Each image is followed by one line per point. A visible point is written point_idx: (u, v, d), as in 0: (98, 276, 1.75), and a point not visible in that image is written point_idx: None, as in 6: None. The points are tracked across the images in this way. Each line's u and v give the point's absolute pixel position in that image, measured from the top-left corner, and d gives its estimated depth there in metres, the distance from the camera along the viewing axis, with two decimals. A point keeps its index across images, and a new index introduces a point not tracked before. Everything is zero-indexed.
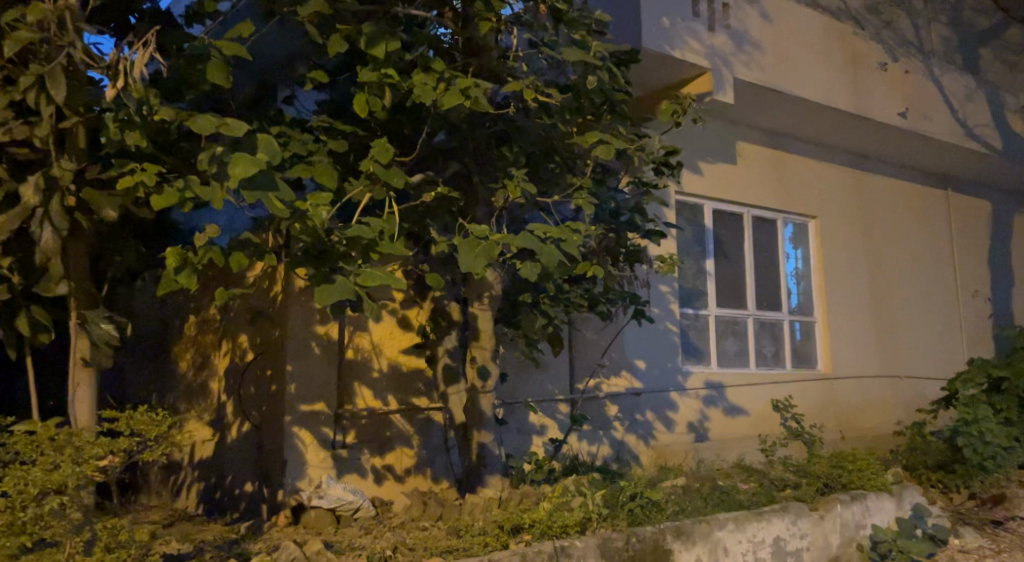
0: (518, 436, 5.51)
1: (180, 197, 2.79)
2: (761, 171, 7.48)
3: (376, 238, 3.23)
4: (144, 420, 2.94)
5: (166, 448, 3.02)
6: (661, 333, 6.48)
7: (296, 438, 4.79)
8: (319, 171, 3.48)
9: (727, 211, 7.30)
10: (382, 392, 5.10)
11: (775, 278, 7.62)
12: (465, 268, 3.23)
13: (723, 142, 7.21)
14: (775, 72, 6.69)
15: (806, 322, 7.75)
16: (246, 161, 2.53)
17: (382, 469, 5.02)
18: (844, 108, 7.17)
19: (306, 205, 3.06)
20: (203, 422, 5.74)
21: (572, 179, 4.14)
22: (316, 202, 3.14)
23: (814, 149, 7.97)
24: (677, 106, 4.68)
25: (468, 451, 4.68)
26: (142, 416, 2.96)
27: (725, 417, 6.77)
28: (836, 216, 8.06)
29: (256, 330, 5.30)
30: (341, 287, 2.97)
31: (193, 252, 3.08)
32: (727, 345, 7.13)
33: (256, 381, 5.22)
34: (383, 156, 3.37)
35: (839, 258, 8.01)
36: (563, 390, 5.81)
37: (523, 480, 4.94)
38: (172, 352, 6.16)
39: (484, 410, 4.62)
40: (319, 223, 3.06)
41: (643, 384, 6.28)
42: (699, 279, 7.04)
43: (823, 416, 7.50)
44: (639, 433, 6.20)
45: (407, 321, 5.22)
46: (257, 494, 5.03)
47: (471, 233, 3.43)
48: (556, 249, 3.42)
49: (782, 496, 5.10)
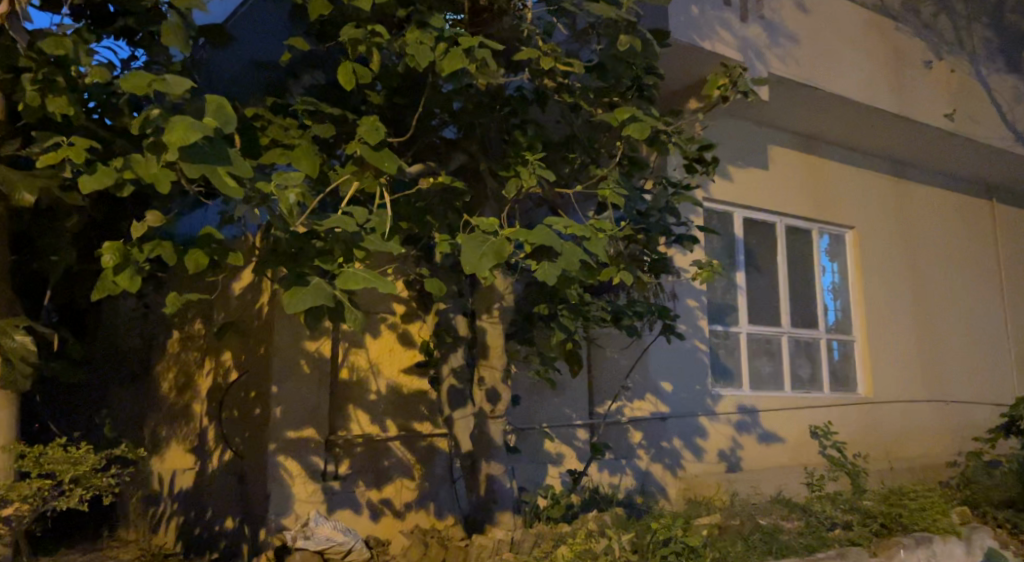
0: (532, 467, 4.90)
1: (112, 178, 2.25)
2: (795, 178, 6.91)
3: (360, 232, 2.65)
4: (57, 458, 2.64)
5: (86, 492, 2.71)
6: (690, 353, 5.88)
7: (281, 470, 4.18)
8: (298, 157, 2.95)
9: (760, 220, 6.71)
10: (378, 416, 4.53)
11: (811, 293, 7.00)
12: (468, 268, 2.65)
13: (754, 145, 6.64)
14: (814, 68, 6.13)
15: (845, 342, 7.11)
16: (185, 125, 1.95)
17: (379, 504, 4.43)
18: (887, 107, 6.59)
19: (271, 185, 2.49)
20: (184, 449, 5.17)
21: (596, 170, 3.59)
22: (286, 185, 2.58)
23: (851, 154, 7.38)
24: (722, 84, 4.10)
25: (475, 487, 4.10)
26: (57, 452, 2.66)
27: (758, 444, 6.14)
28: (875, 226, 7.44)
29: (241, 347, 4.73)
30: (316, 292, 2.43)
31: (136, 247, 2.53)
32: (760, 365, 6.52)
33: (240, 404, 4.65)
34: (373, 135, 2.82)
35: (879, 274, 7.39)
36: (581, 415, 5.21)
37: (538, 518, 4.35)
38: (154, 373, 5.61)
39: (495, 438, 4.04)
40: (289, 210, 2.49)
41: (670, 409, 5.66)
42: (729, 293, 6.44)
43: (867, 444, 6.84)
44: (666, 462, 5.58)
45: (408, 336, 4.67)
46: (237, 531, 4.45)
47: (475, 227, 2.86)
48: (578, 247, 2.83)
49: (836, 537, 4.51)
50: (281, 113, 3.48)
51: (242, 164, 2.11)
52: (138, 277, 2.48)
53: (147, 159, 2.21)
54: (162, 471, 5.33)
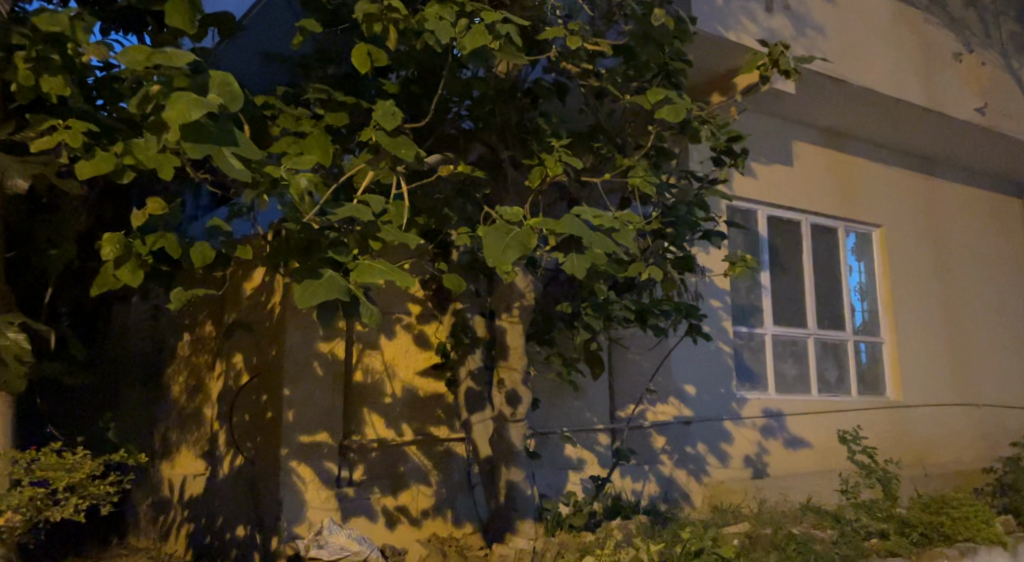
0: (553, 473, 4.71)
1: (111, 163, 2.11)
2: (820, 174, 6.70)
3: (376, 221, 2.51)
4: (49, 463, 2.57)
5: (80, 503, 2.60)
6: (714, 354, 5.68)
7: (294, 476, 4.02)
8: (309, 145, 2.80)
9: (784, 218, 6.51)
10: (394, 420, 4.36)
11: (838, 293, 6.78)
12: (491, 261, 2.49)
13: (778, 141, 6.44)
14: (842, 60, 5.94)
15: (873, 344, 6.89)
16: (187, 101, 1.78)
17: (395, 511, 4.26)
18: (917, 101, 6.38)
19: (282, 171, 2.36)
20: (194, 454, 5.03)
21: (621, 161, 3.43)
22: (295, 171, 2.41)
23: (878, 150, 7.17)
24: (762, 64, 3.82)
25: (495, 494, 3.94)
26: (50, 458, 2.59)
27: (785, 450, 5.93)
28: (903, 225, 7.22)
29: (252, 350, 4.58)
30: (329, 285, 2.27)
31: (138, 239, 2.39)
32: (786, 367, 6.31)
33: (250, 408, 4.50)
34: (388, 120, 2.66)
35: (908, 274, 7.16)
36: (602, 419, 5.02)
37: (561, 527, 4.19)
38: (165, 377, 5.46)
39: (516, 443, 3.86)
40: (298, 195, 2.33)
41: (694, 412, 5.45)
42: (754, 293, 6.23)
43: (896, 449, 6.61)
44: (690, 468, 5.38)
45: (425, 338, 4.50)
46: (249, 539, 4.29)
47: (498, 218, 2.70)
48: (608, 239, 2.67)
49: (872, 548, 4.34)
50: (292, 102, 3.33)
51: (250, 145, 1.94)
52: (140, 270, 2.33)
53: (148, 141, 2.05)
54: (172, 476, 5.19)
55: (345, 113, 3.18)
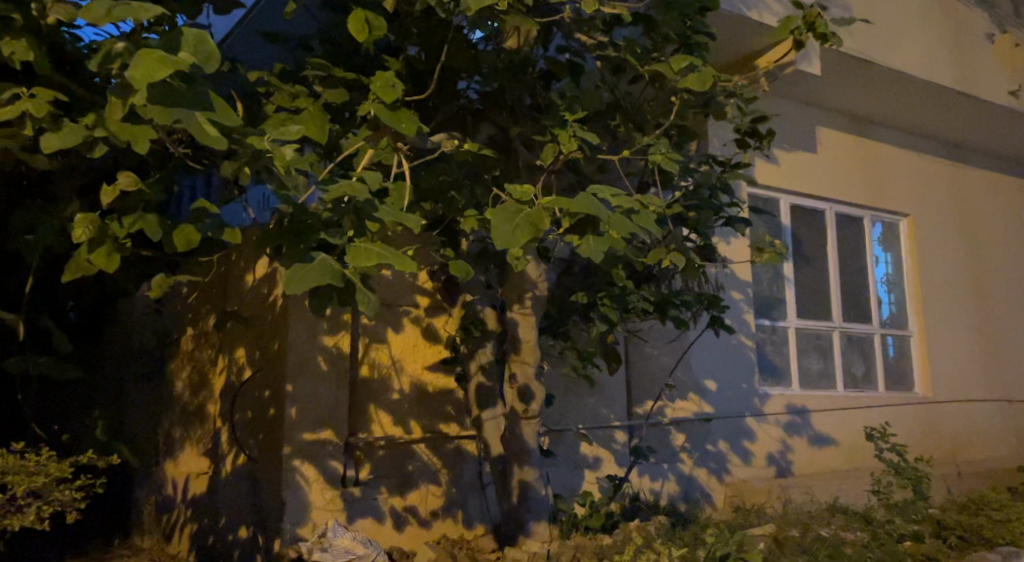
0: (567, 472, 4.49)
1: (80, 135, 1.92)
2: (846, 162, 6.44)
3: (373, 199, 2.31)
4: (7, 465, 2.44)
5: (43, 508, 2.46)
6: (736, 349, 5.44)
7: (297, 475, 3.83)
8: (303, 121, 2.62)
9: (808, 207, 6.25)
10: (402, 417, 4.16)
11: (864, 285, 6.52)
12: (500, 242, 2.28)
13: (802, 126, 6.18)
14: (870, 40, 5.66)
15: (901, 337, 6.62)
16: (153, 60, 1.58)
17: (403, 512, 4.06)
18: (949, 83, 6.10)
19: (268, 142, 2.16)
20: (198, 452, 4.86)
21: (639, 141, 3.21)
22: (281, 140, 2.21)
23: (905, 137, 6.89)
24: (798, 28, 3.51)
25: (507, 494, 3.74)
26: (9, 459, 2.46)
27: (810, 447, 5.69)
28: (931, 214, 6.94)
29: (254, 344, 4.39)
30: (322, 269, 2.08)
31: (116, 220, 2.19)
32: (811, 362, 6.06)
33: (253, 404, 4.31)
34: (388, 92, 2.46)
35: (936, 265, 6.88)
36: (619, 416, 4.79)
37: (576, 528, 3.98)
38: (169, 372, 5.29)
39: (529, 442, 3.66)
40: (285, 168, 2.13)
41: (714, 408, 5.22)
42: (777, 285, 5.98)
43: (925, 446, 6.35)
44: (710, 466, 5.14)
45: (434, 331, 4.31)
46: (251, 541, 4.12)
47: (508, 197, 2.49)
48: (628, 220, 2.44)
49: (905, 550, 4.13)
50: (291, 80, 3.13)
51: (225, 110, 1.73)
52: (116, 255, 2.14)
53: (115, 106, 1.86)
54: (175, 475, 5.01)
55: (345, 90, 2.98)
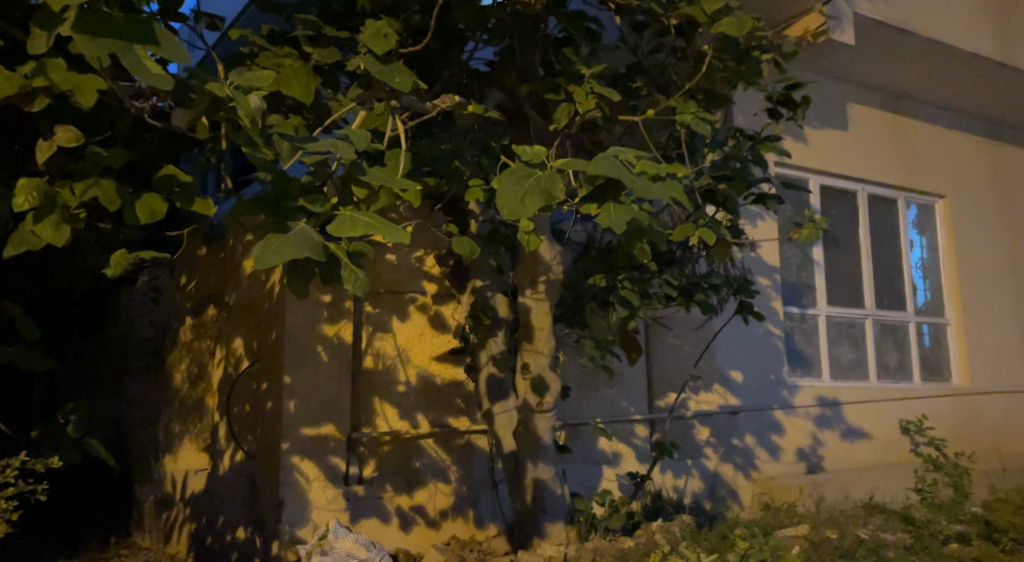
0: (585, 468, 4.20)
1: (14, 82, 1.67)
2: (879, 140, 6.07)
3: (359, 161, 2.06)
4: None
5: None
6: (763, 338, 5.12)
7: (296, 473, 3.56)
8: (285, 78, 2.37)
9: (838, 188, 5.89)
10: (408, 411, 3.87)
11: (898, 270, 6.16)
12: (506, 207, 2.00)
13: (833, 102, 5.82)
14: (907, 7, 5.29)
15: (937, 325, 6.26)
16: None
17: (410, 512, 3.78)
18: (991, 54, 5.71)
19: (227, 89, 1.91)
20: (197, 448, 4.59)
21: (665, 104, 2.90)
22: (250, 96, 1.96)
23: (941, 114, 6.50)
24: None
25: (520, 493, 3.45)
26: None
27: (842, 442, 5.36)
28: (967, 195, 6.56)
29: (252, 333, 4.12)
30: (300, 241, 1.82)
31: (70, 190, 1.95)
32: (842, 351, 5.72)
33: (250, 396, 4.05)
34: (379, 43, 2.27)
35: (973, 250, 6.50)
36: (640, 409, 4.49)
37: (596, 530, 3.69)
38: (168, 363, 5.03)
39: (543, 437, 3.37)
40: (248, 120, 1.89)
41: (741, 401, 4.91)
42: (805, 271, 5.64)
43: (965, 440, 5.99)
44: (737, 462, 4.83)
45: (441, 320, 3.99)
46: (250, 542, 3.84)
47: (517, 160, 2.21)
48: (653, 185, 2.14)
49: (951, 552, 3.83)
50: (280, 43, 2.84)
51: (169, 41, 1.66)
52: (67, 227, 1.89)
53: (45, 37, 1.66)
54: (174, 471, 4.75)
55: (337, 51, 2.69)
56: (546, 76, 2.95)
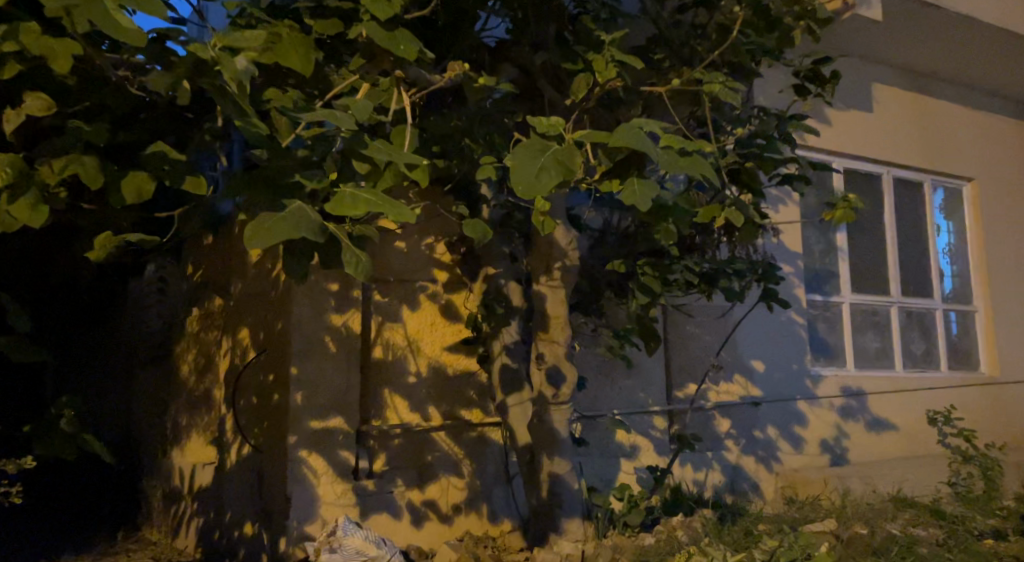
0: (602, 462, 4.05)
1: None
2: (905, 122, 5.85)
3: (360, 134, 1.94)
4: None
5: None
6: (786, 327, 4.94)
7: (303, 467, 3.42)
8: (282, 48, 2.22)
9: (862, 171, 5.68)
10: (419, 402, 3.73)
11: (925, 255, 5.95)
12: (521, 183, 1.85)
13: (858, 82, 5.61)
14: None
15: (964, 312, 6.05)
16: None
17: (421, 506, 3.64)
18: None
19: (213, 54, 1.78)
20: (204, 440, 4.47)
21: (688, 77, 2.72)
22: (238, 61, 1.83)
23: (969, 94, 6.27)
24: None
25: (535, 488, 3.30)
26: None
27: (868, 433, 5.18)
28: (996, 178, 6.33)
29: (258, 323, 3.98)
30: (296, 221, 1.69)
31: (48, 164, 1.89)
32: (867, 340, 5.53)
33: (257, 388, 3.92)
34: (382, 10, 2.14)
35: (1001, 235, 6.28)
36: (659, 400, 4.33)
37: (615, 526, 3.53)
38: (175, 354, 4.91)
39: (560, 430, 3.21)
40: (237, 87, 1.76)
41: (762, 392, 4.74)
42: (828, 256, 5.44)
43: (994, 431, 5.79)
44: (759, 454, 4.66)
45: (452, 309, 3.84)
46: (257, 538, 3.71)
47: (532, 132, 2.06)
48: (679, 158, 1.98)
49: (988, 549, 3.64)
50: (281, 16, 2.69)
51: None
52: (44, 206, 1.85)
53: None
54: (182, 464, 4.63)
55: (340, 23, 2.53)
56: (563, 50, 2.79)
